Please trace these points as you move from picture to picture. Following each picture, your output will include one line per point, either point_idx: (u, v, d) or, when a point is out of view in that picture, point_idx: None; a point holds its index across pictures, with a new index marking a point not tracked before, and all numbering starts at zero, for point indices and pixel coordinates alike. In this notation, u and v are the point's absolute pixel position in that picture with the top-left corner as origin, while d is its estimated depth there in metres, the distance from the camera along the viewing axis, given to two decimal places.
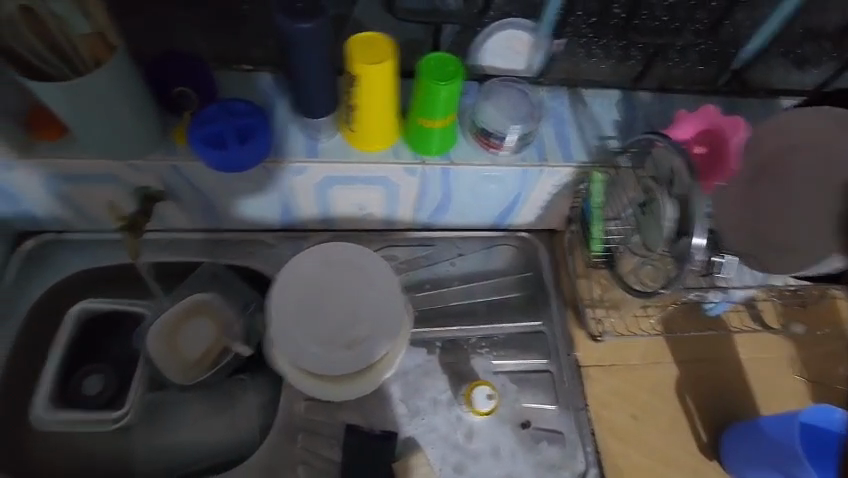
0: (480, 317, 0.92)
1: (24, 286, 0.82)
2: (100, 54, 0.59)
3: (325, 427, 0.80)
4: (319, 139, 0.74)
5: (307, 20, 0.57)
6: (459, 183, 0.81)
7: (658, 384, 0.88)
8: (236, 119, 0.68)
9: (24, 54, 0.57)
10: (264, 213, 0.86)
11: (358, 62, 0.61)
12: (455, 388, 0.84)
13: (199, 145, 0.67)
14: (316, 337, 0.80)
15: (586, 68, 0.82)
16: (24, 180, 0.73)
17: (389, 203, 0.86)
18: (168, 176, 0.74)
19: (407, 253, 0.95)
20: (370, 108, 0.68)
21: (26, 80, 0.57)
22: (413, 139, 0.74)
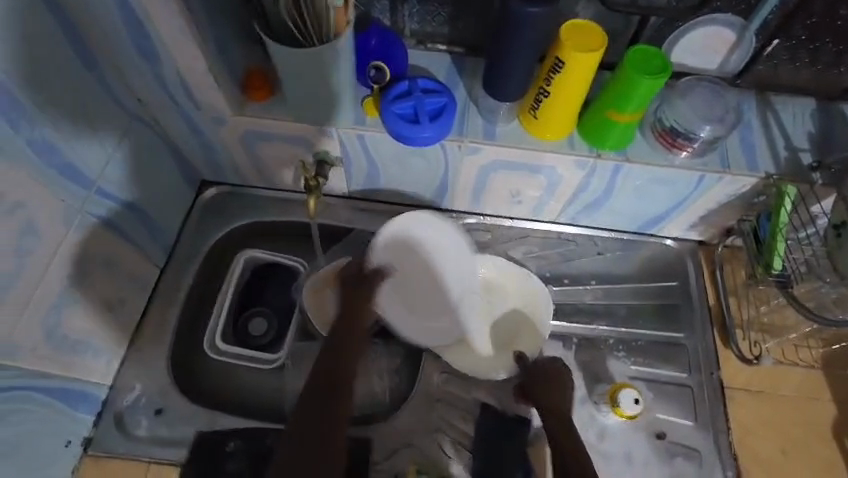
0: (618, 319, 0.90)
1: (205, 228, 0.92)
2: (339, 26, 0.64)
3: (459, 400, 0.83)
4: (497, 123, 0.75)
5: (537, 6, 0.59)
6: (625, 181, 0.79)
7: (812, 420, 0.82)
8: (428, 98, 0.71)
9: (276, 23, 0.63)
10: (419, 189, 0.89)
11: (571, 49, 0.60)
12: (590, 387, 0.83)
13: (393, 117, 0.70)
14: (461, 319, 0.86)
15: (785, 74, 0.77)
16: (226, 136, 0.81)
17: (545, 194, 0.86)
18: (349, 143, 0.78)
19: (547, 247, 0.95)
20: (563, 96, 0.67)
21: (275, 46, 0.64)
22: (592, 131, 0.73)
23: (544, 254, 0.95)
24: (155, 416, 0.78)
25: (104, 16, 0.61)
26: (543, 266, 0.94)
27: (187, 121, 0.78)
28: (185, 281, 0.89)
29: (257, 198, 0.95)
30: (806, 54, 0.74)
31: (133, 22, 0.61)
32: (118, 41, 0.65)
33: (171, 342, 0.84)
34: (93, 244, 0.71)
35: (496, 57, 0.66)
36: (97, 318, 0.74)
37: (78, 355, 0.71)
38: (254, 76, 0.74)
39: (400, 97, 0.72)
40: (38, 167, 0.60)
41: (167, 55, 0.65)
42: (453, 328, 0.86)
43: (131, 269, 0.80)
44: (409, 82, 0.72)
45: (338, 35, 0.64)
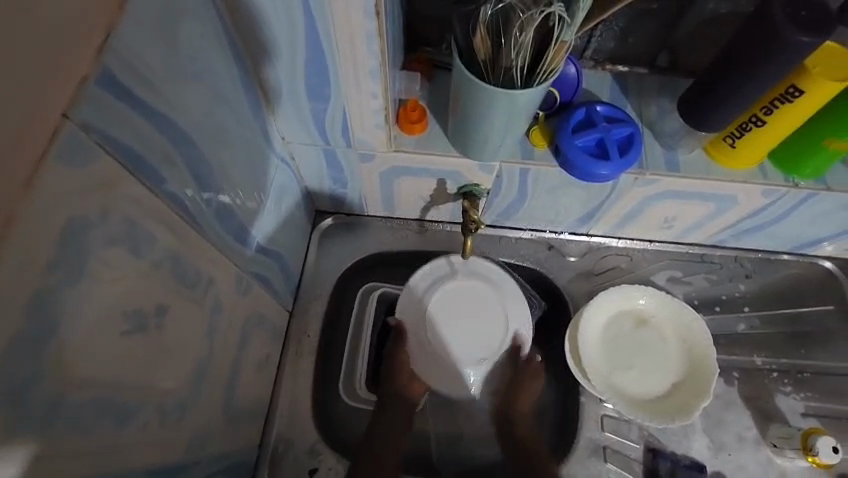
0: (777, 349, 0.84)
1: (326, 262, 0.86)
2: (556, 61, 0.53)
3: (629, 447, 0.77)
4: (678, 151, 0.67)
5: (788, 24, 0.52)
6: (809, 209, 0.73)
7: None
8: (614, 127, 0.65)
9: (480, 56, 0.54)
10: (564, 218, 0.82)
11: (820, 75, 0.54)
12: (760, 426, 0.79)
13: (578, 151, 0.64)
14: (622, 359, 0.81)
15: None
16: (366, 171, 0.73)
17: (705, 220, 0.78)
18: (509, 176, 0.71)
19: (690, 272, 0.87)
20: (782, 125, 0.60)
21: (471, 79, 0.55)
22: (791, 161, 0.66)
23: (692, 280, 0.87)
24: None
25: (280, 57, 0.54)
26: (694, 293, 0.87)
27: (329, 156, 0.71)
28: (314, 325, 0.83)
29: (378, 227, 0.88)
30: None
31: (314, 64, 0.54)
32: (287, 83, 0.58)
33: (311, 390, 0.79)
34: (252, 303, 0.65)
35: (714, 83, 0.60)
36: (253, 378, 0.69)
37: (241, 420, 0.66)
38: (409, 109, 0.67)
39: (580, 128, 0.65)
40: (225, 236, 0.55)
41: (340, 95, 0.58)
42: (612, 365, 0.80)
43: (273, 317, 0.75)
44: (588, 109, 0.66)
45: (553, 71, 0.53)
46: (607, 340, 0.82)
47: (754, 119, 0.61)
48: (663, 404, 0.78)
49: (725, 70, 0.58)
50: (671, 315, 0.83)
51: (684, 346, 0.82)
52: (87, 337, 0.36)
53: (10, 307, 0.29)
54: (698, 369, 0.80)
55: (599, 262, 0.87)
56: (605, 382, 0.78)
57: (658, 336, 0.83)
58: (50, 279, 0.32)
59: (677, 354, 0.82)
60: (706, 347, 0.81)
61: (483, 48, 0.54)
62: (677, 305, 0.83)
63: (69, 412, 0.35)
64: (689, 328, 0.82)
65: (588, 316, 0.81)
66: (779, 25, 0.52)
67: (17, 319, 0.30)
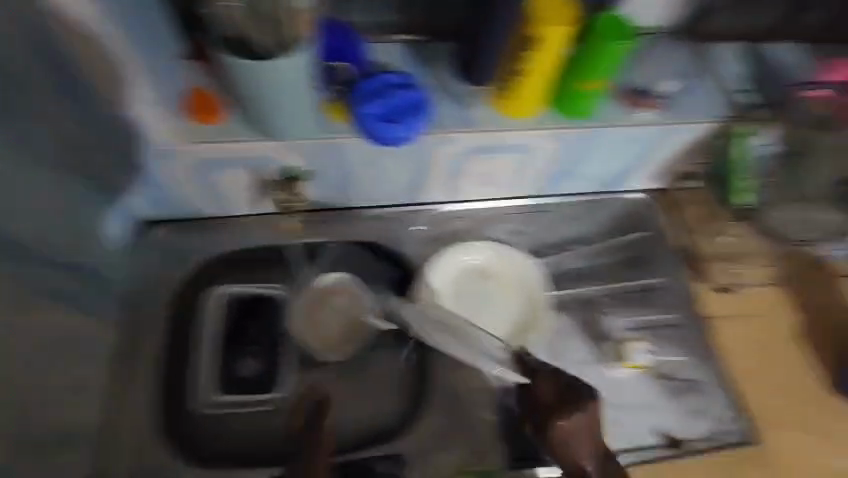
0: (603, 277, 0.94)
1: (163, 271, 0.83)
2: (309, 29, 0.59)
3: (480, 391, 0.82)
4: (469, 109, 0.73)
5: None
6: (593, 146, 0.83)
7: (780, 330, 0.91)
8: (401, 93, 0.69)
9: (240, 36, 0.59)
10: (395, 189, 0.86)
11: (548, 24, 0.61)
12: (592, 347, 0.87)
13: (369, 118, 0.67)
14: (467, 312, 0.86)
15: (715, 26, 0.83)
16: (176, 168, 0.74)
17: (516, 169, 0.86)
18: (320, 152, 0.74)
19: (522, 222, 0.95)
20: (538, 73, 0.67)
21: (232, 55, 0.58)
22: (563, 104, 0.74)
23: (526, 229, 0.95)
24: None
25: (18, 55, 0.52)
26: (528, 240, 0.94)
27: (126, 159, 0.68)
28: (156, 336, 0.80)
29: (216, 226, 0.86)
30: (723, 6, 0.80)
31: (49, 52, 0.55)
32: (38, 84, 0.55)
33: (157, 402, 0.76)
34: None
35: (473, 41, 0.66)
36: None
37: None
38: (198, 99, 0.72)
39: (371, 97, 0.68)
40: None
41: None
42: (456, 321, 0.85)
43: None
44: (377, 78, 0.69)
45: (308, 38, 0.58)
46: (451, 298, 0.86)
47: (515, 71, 0.67)
48: (507, 346, 0.85)
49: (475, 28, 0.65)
50: (509, 264, 0.89)
51: (523, 290, 0.88)
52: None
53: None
54: (534, 307, 0.87)
55: (443, 227, 0.92)
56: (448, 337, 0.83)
57: (497, 286, 0.88)
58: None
59: (518, 299, 0.88)
60: (539, 288, 0.88)
61: (230, 10, 0.58)
62: (512, 253, 0.89)
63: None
64: (525, 272, 0.88)
65: (429, 278, 0.85)
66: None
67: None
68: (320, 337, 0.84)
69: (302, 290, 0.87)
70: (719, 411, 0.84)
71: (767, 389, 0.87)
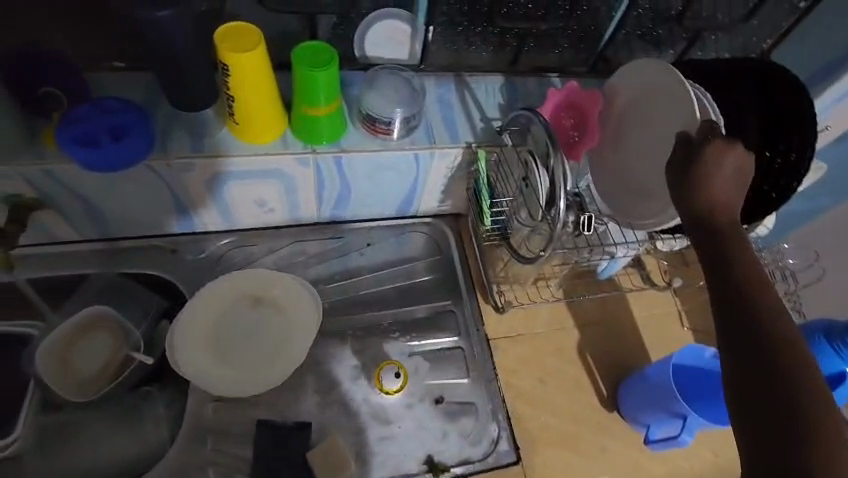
0: (390, 302, 0.92)
1: None
2: None
3: (236, 425, 0.79)
4: (204, 135, 0.74)
5: (166, 8, 0.61)
6: (353, 172, 0.83)
7: (562, 348, 0.91)
8: (109, 119, 0.68)
9: None
10: (158, 218, 0.84)
11: (231, 50, 0.63)
12: (366, 374, 0.85)
13: (69, 144, 0.66)
14: (233, 340, 0.84)
15: (469, 55, 0.85)
16: None
17: (285, 196, 0.85)
18: (40, 181, 0.71)
19: (308, 247, 0.93)
20: (250, 98, 0.69)
21: None
22: (301, 130, 0.75)
23: (315, 255, 0.93)
24: None
25: None
26: (316, 267, 0.93)
27: None
28: None
29: None
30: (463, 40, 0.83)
31: None
32: None
33: None
34: None
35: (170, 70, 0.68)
36: None
37: None
38: None
39: (77, 123, 0.67)
40: None
41: None
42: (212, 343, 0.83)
43: None
44: (88, 104, 0.68)
45: None
46: (217, 325, 0.84)
47: (229, 97, 0.69)
48: (271, 373, 0.82)
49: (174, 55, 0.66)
50: (282, 289, 0.87)
51: (295, 315, 0.86)
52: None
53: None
54: (306, 333, 0.85)
55: (225, 256, 0.90)
56: (203, 369, 0.81)
57: (266, 309, 0.86)
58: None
59: (289, 325, 0.86)
60: (308, 315, 0.86)
61: None
62: (284, 278, 0.87)
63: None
64: (297, 297, 0.87)
65: (191, 303, 0.84)
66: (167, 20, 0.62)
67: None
68: (75, 374, 0.81)
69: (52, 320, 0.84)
70: (492, 433, 0.83)
71: (540, 409, 0.86)
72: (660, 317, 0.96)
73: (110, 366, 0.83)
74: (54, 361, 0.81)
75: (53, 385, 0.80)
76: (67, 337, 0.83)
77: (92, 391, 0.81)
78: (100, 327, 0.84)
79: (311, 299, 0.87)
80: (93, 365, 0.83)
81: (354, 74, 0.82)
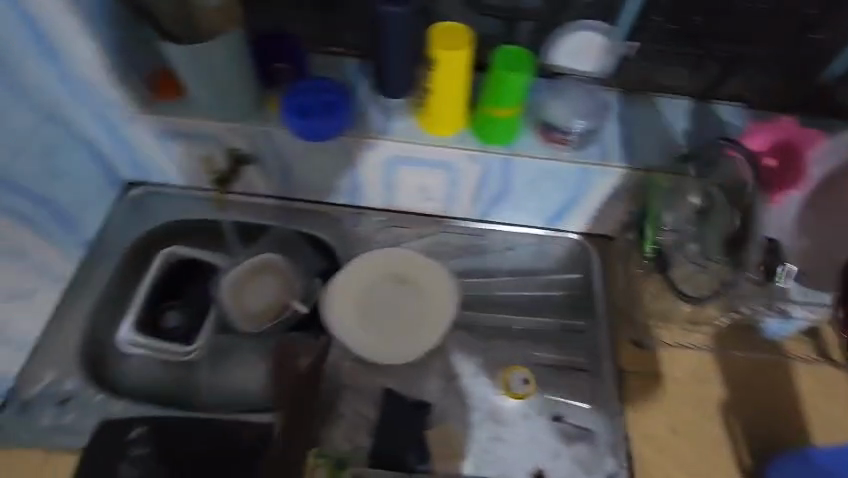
0: (524, 310, 0.94)
1: (127, 223, 0.95)
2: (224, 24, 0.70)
3: (366, 388, 0.84)
4: (393, 120, 0.81)
5: (397, 5, 0.68)
6: (517, 176, 0.85)
7: (703, 401, 0.84)
8: (323, 97, 0.78)
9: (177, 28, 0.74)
10: (333, 186, 0.93)
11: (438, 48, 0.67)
12: (490, 374, 0.86)
13: (288, 113, 0.77)
14: (376, 311, 0.90)
15: (661, 76, 0.83)
16: (141, 136, 0.85)
17: (447, 187, 0.90)
18: (257, 139, 0.83)
19: (455, 240, 0.97)
20: (444, 93, 0.73)
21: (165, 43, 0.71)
22: (480, 128, 0.79)
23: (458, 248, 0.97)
24: (60, 405, 0.80)
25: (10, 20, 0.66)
26: (456, 260, 0.97)
27: (104, 121, 0.83)
28: (101, 276, 0.90)
29: (176, 197, 0.97)
30: (659, 61, 0.81)
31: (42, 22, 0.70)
32: (27, 49, 0.70)
33: (82, 332, 0.85)
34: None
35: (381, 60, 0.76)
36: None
37: None
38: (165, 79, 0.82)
39: (298, 96, 0.78)
40: None
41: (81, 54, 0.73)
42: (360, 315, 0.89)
43: (42, 259, 0.82)
44: (311, 83, 0.79)
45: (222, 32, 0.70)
46: (366, 293, 0.90)
47: (426, 90, 0.74)
48: (402, 351, 0.87)
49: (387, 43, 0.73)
50: (429, 277, 0.91)
51: (435, 304, 0.90)
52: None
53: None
54: (441, 322, 0.89)
55: (380, 233, 0.98)
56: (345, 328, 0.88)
57: (408, 287, 0.91)
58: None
59: (426, 312, 0.89)
60: (446, 306, 0.90)
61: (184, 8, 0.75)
62: (432, 268, 0.91)
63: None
64: (440, 287, 0.91)
65: (349, 269, 0.91)
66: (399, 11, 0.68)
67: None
68: (246, 308, 0.93)
69: (234, 258, 0.97)
70: (607, 468, 0.79)
71: (667, 458, 0.80)
72: (830, 397, 0.84)
73: (272, 308, 0.93)
74: (230, 291, 0.93)
75: (227, 311, 0.92)
76: (245, 273, 0.94)
77: (255, 327, 0.93)
78: (272, 273, 0.95)
79: (453, 292, 0.91)
80: (260, 305, 0.93)
81: (539, 80, 0.81)
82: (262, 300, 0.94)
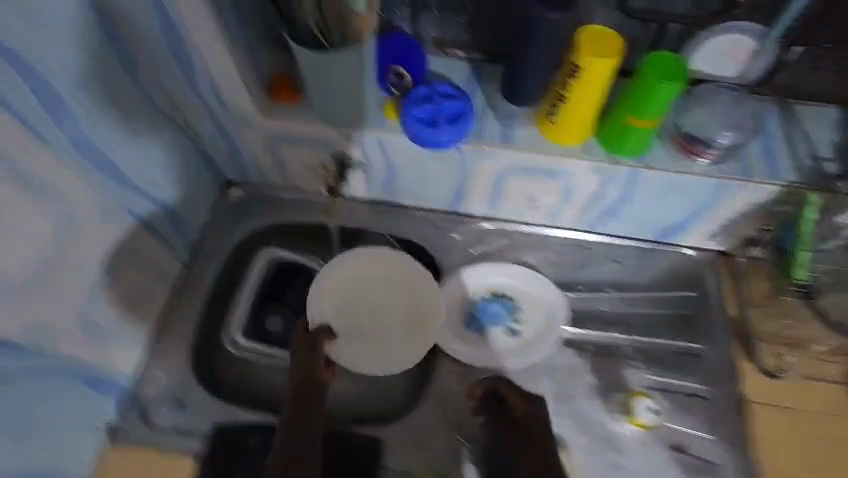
0: (633, 329, 0.90)
1: (228, 224, 0.95)
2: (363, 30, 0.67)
3: (475, 405, 0.82)
4: (514, 128, 0.76)
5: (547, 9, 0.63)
6: (642, 190, 0.80)
7: (839, 439, 0.78)
8: (446, 102, 0.73)
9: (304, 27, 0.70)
10: (436, 193, 0.90)
11: (589, 53, 0.61)
12: (606, 396, 0.82)
13: (414, 121, 0.73)
14: (480, 324, 0.88)
15: (810, 84, 0.76)
16: (251, 139, 0.84)
17: (560, 198, 0.85)
18: (369, 145, 0.80)
19: (560, 253, 0.95)
20: (583, 101, 0.68)
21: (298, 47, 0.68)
22: (611, 138, 0.74)
23: (560, 260, 0.94)
24: (175, 406, 0.81)
25: (145, 23, 0.65)
26: (561, 273, 0.94)
27: (215, 122, 0.81)
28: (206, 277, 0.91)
29: (277, 199, 0.97)
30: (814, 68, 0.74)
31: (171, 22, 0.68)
32: (157, 49, 0.69)
33: (191, 333, 0.86)
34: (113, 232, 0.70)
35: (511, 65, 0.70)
36: (119, 305, 0.76)
37: (105, 338, 0.74)
38: (279, 80, 0.79)
39: (419, 101, 0.74)
40: (79, 160, 0.63)
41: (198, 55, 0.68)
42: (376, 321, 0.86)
43: (154, 260, 0.82)
44: (428, 87, 0.74)
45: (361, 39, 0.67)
46: (470, 306, 0.90)
47: (560, 98, 0.69)
48: (507, 363, 0.85)
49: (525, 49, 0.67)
50: (532, 295, 0.91)
51: (540, 321, 0.88)
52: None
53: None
54: (547, 340, 0.86)
55: (478, 240, 0.96)
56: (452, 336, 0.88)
57: (511, 300, 0.90)
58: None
59: (531, 329, 0.88)
60: (552, 324, 0.88)
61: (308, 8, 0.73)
62: (536, 286, 0.91)
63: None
64: (545, 305, 0.90)
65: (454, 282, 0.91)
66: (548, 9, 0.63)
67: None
68: (349, 308, 0.85)
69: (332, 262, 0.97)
70: None
71: None
72: None
73: (380, 317, 0.86)
74: (339, 277, 0.85)
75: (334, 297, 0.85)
76: (362, 268, 0.86)
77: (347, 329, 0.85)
78: (390, 280, 0.87)
79: (558, 310, 0.89)
80: (363, 312, 0.86)
81: None
82: (369, 305, 0.86)
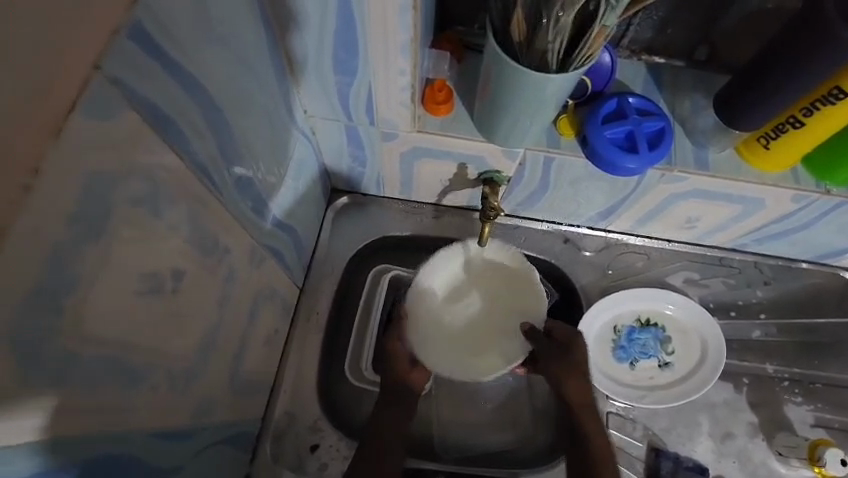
0: (791, 359, 0.83)
1: (340, 239, 0.85)
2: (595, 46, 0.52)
3: (633, 446, 0.77)
4: (709, 149, 0.66)
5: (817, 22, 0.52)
6: (835, 219, 0.72)
7: None
8: (645, 120, 0.63)
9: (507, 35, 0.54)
10: (582, 209, 0.79)
11: None
12: (768, 435, 0.79)
13: (607, 145, 0.62)
14: (627, 360, 0.81)
15: None
16: (386, 152, 0.72)
17: (728, 222, 0.76)
18: (532, 163, 0.69)
19: (707, 274, 0.85)
20: (821, 129, 0.59)
21: (505, 60, 0.53)
22: (826, 166, 0.64)
23: (708, 283, 0.85)
24: (309, 453, 0.75)
25: (311, 33, 0.53)
26: (711, 296, 0.85)
27: (351, 133, 0.69)
28: (324, 302, 0.82)
29: (392, 210, 0.86)
30: None
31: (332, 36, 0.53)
32: (311, 52, 0.55)
33: (318, 368, 0.78)
34: (260, 275, 0.61)
35: (742, 80, 0.60)
36: (261, 351, 0.68)
37: (248, 390, 0.66)
38: (436, 89, 0.65)
39: (609, 119, 0.63)
40: (244, 207, 0.53)
41: (367, 69, 0.56)
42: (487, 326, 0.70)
43: (284, 293, 0.73)
44: (619, 100, 0.64)
45: (591, 57, 0.52)
46: (613, 341, 0.82)
47: (793, 120, 0.60)
48: (661, 406, 0.79)
49: (767, 69, 0.57)
50: (678, 327, 0.83)
51: (689, 357, 0.81)
52: (115, 285, 0.35)
53: (20, 270, 0.27)
54: (700, 379, 0.80)
55: (615, 259, 0.85)
56: (598, 371, 0.80)
57: (657, 334, 0.83)
58: (62, 234, 0.29)
59: (682, 366, 0.81)
60: (705, 362, 0.81)
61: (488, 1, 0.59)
62: (683, 318, 0.83)
63: (74, 369, 0.33)
64: (694, 339, 0.82)
65: (594, 314, 0.82)
66: (829, 21, 0.51)
67: (31, 276, 0.28)
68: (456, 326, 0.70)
69: None
70: None
71: None
72: None
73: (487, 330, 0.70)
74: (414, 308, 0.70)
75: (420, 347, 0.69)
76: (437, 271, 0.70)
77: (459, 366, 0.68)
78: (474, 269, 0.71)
79: (712, 345, 0.81)
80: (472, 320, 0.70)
81: None
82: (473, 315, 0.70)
